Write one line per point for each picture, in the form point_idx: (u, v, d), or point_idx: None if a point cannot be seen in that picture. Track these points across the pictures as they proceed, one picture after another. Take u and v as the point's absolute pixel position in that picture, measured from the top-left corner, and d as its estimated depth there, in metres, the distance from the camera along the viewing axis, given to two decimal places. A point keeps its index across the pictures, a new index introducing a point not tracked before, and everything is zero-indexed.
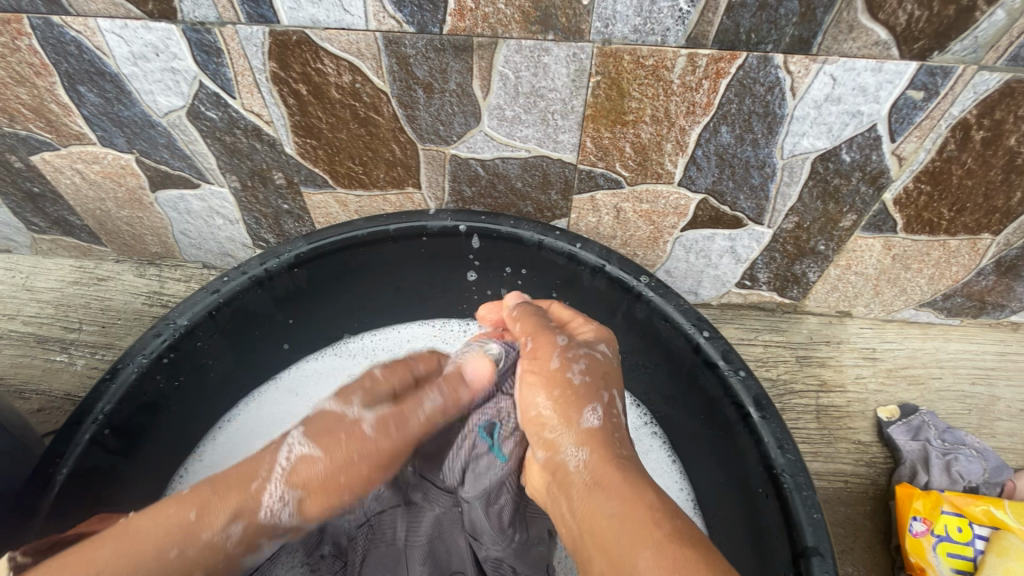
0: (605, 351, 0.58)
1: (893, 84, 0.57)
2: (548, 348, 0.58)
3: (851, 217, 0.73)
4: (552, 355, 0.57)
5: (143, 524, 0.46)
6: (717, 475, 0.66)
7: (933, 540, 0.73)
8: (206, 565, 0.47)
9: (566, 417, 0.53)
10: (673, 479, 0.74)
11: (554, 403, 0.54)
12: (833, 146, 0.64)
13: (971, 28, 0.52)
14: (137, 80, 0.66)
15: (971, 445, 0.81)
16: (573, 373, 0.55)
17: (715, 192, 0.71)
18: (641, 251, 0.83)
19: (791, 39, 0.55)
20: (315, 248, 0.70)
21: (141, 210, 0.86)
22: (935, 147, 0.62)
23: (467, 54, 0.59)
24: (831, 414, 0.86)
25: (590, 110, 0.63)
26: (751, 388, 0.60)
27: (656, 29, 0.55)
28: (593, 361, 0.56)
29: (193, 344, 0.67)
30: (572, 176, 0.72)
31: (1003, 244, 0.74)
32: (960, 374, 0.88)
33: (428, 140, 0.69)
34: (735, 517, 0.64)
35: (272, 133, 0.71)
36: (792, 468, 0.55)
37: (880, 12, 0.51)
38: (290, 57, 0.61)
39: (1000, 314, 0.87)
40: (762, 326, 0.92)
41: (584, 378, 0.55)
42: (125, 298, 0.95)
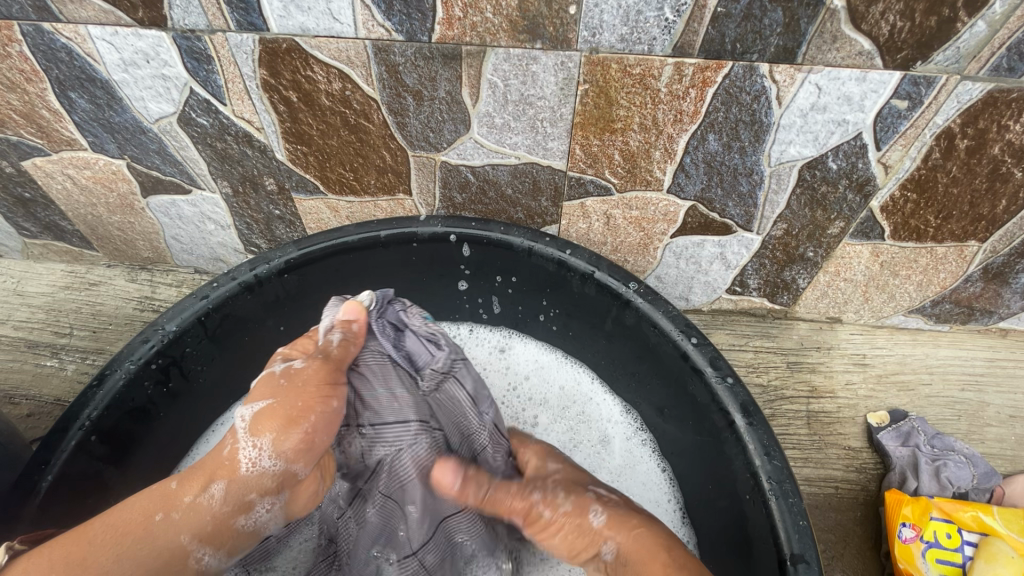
0: (557, 465, 0.65)
1: (878, 93, 0.57)
2: (524, 504, 0.61)
3: (839, 224, 0.73)
4: (532, 492, 0.62)
5: (131, 502, 0.53)
6: (706, 484, 0.67)
7: (922, 546, 0.73)
8: (193, 525, 0.52)
9: (577, 523, 0.59)
10: (663, 486, 0.74)
11: (559, 517, 0.60)
12: (819, 155, 0.64)
13: (953, 39, 0.52)
14: (128, 86, 0.66)
15: (960, 451, 0.81)
16: (557, 492, 0.61)
17: (704, 199, 0.72)
18: (632, 258, 0.83)
19: (775, 49, 0.55)
20: (305, 254, 0.70)
21: (132, 215, 0.86)
22: (920, 155, 0.63)
23: (456, 62, 0.60)
24: (821, 420, 0.86)
25: (578, 118, 0.64)
26: (738, 395, 0.60)
27: (642, 38, 0.55)
28: (563, 476, 0.63)
29: (182, 350, 0.67)
30: (562, 183, 0.72)
31: (990, 251, 0.74)
32: (949, 380, 0.88)
33: (418, 146, 0.70)
34: (722, 524, 0.64)
35: (263, 139, 0.71)
36: (778, 475, 0.55)
37: (862, 22, 0.52)
38: (280, 64, 0.62)
39: (989, 321, 0.87)
40: (753, 332, 0.92)
41: (563, 496, 0.61)
42: (117, 303, 0.95)
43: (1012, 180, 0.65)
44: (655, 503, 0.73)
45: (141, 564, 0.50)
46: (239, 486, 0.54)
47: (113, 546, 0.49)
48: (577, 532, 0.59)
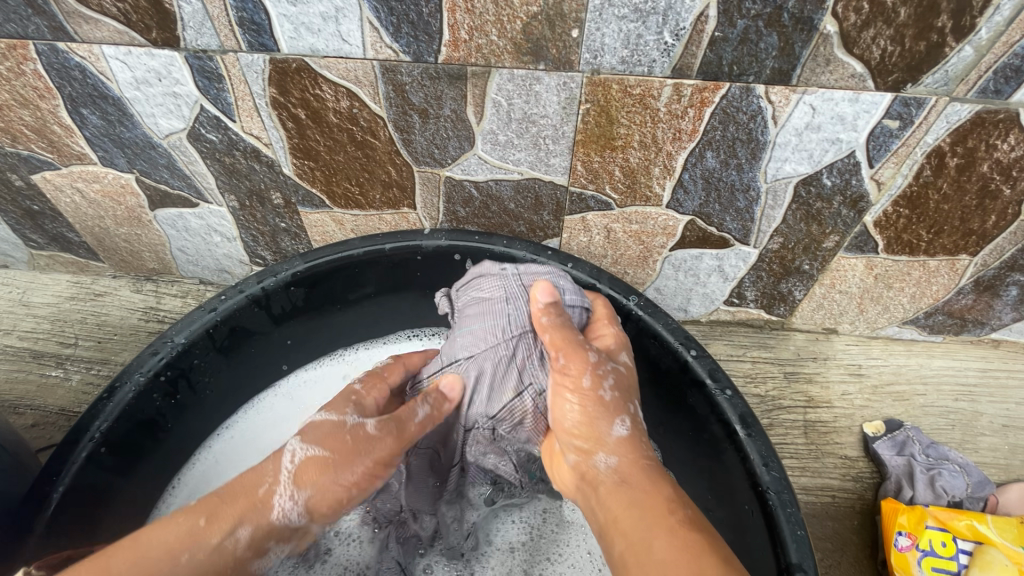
0: (627, 360, 0.60)
1: (870, 114, 0.59)
2: (582, 366, 0.55)
3: (834, 238, 0.75)
4: (590, 356, 0.56)
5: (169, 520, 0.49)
6: (706, 493, 0.68)
7: (918, 555, 0.74)
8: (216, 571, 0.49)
9: (601, 422, 0.53)
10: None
11: (581, 408, 0.54)
12: (814, 171, 0.66)
13: (941, 63, 0.54)
14: (140, 104, 0.68)
15: (954, 460, 0.82)
16: (608, 386, 0.55)
17: (702, 214, 0.73)
18: (631, 270, 0.84)
19: (771, 71, 0.57)
20: (311, 267, 0.72)
21: (139, 227, 0.87)
22: (912, 172, 0.65)
23: (461, 82, 0.61)
24: (818, 430, 0.87)
25: (580, 136, 0.65)
26: (738, 406, 0.61)
27: (642, 61, 0.57)
28: (620, 374, 0.57)
29: (190, 361, 0.68)
30: (564, 198, 0.74)
31: (981, 264, 0.76)
32: (943, 391, 0.90)
33: (423, 162, 0.71)
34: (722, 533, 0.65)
35: (271, 154, 0.72)
36: (778, 485, 0.57)
37: (854, 46, 0.54)
38: (289, 83, 0.63)
39: (982, 332, 0.89)
40: (751, 343, 0.94)
41: (615, 394, 0.55)
42: (122, 313, 0.96)
43: (1001, 197, 0.66)
44: None
45: None
46: (264, 533, 0.51)
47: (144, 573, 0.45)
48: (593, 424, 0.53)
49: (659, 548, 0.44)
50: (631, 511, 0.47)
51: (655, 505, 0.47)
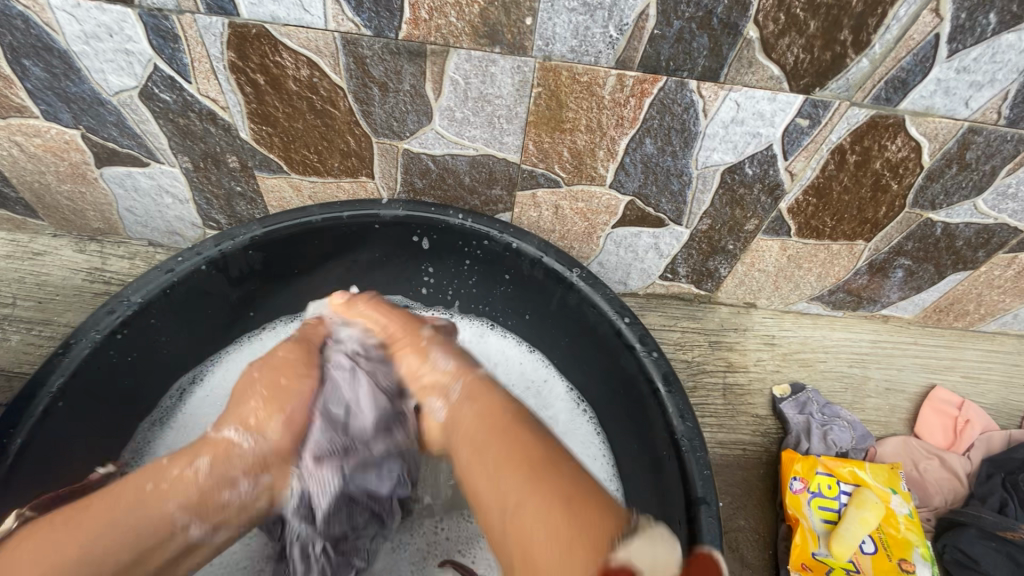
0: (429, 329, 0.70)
1: (785, 112, 0.67)
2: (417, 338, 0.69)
3: (754, 222, 0.84)
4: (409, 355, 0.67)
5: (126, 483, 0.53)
6: (631, 445, 0.76)
7: (808, 496, 0.88)
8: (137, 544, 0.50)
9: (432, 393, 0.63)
10: (593, 448, 0.83)
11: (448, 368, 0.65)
12: (738, 161, 0.74)
13: (843, 71, 0.63)
14: (88, 58, 0.66)
15: (843, 417, 0.97)
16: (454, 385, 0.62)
17: (641, 195, 0.80)
18: (577, 245, 0.91)
19: (702, 69, 0.63)
20: (270, 232, 0.74)
21: (83, 185, 0.85)
22: (819, 166, 0.74)
23: (421, 59, 0.64)
24: (735, 391, 0.99)
25: (532, 117, 0.70)
26: (661, 366, 0.70)
27: (590, 51, 0.62)
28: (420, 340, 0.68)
29: (146, 320, 0.70)
30: (516, 175, 0.79)
31: (873, 249, 0.88)
32: (840, 358, 1.03)
33: (382, 134, 0.74)
34: (645, 478, 0.73)
35: (227, 118, 0.73)
36: (689, 434, 0.66)
37: (773, 52, 0.61)
38: (249, 48, 0.64)
39: (875, 308, 1.02)
40: (681, 315, 1.03)
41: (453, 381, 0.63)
42: (63, 274, 0.93)
43: (891, 190, 0.77)
44: (589, 461, 0.82)
45: (109, 544, 0.49)
46: (221, 460, 0.56)
47: (87, 532, 0.49)
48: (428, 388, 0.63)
49: (486, 484, 0.52)
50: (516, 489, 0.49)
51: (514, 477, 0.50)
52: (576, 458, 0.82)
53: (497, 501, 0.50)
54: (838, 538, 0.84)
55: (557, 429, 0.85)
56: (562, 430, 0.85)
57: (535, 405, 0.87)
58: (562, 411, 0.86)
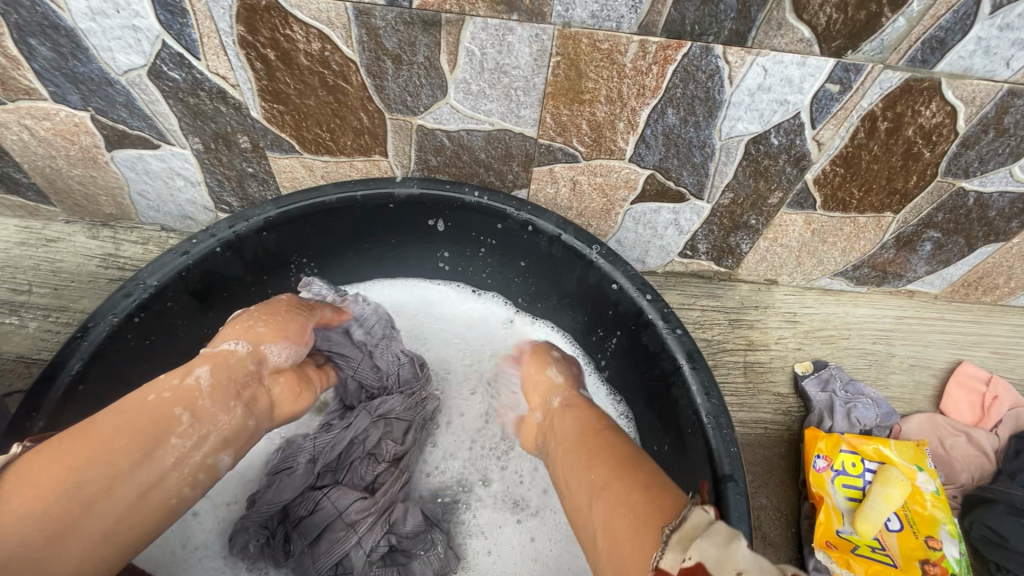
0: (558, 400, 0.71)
1: (814, 77, 0.64)
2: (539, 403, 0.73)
3: (778, 194, 0.82)
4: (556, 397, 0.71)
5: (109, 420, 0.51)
6: (659, 431, 0.75)
7: (832, 474, 0.87)
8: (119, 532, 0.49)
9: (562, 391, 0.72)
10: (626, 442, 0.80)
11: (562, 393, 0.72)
12: (764, 130, 0.72)
13: (878, 32, 0.60)
14: (95, 36, 0.65)
15: (868, 395, 0.95)
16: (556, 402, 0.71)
17: (662, 168, 0.78)
18: (595, 222, 0.89)
19: (729, 32, 0.61)
20: (283, 212, 0.72)
21: (94, 169, 0.84)
22: (848, 134, 0.71)
23: (436, 28, 0.62)
24: (756, 370, 0.98)
25: (550, 88, 0.68)
26: (685, 343, 0.68)
27: (611, 16, 0.60)
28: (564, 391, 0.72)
29: (163, 304, 0.69)
30: (533, 150, 0.77)
31: (902, 221, 0.85)
32: (864, 335, 1.01)
33: (395, 110, 0.72)
34: (678, 470, 0.71)
35: (238, 96, 0.71)
36: (715, 411, 0.65)
37: (804, 12, 0.58)
38: (259, 21, 0.62)
39: (900, 283, 0.99)
40: (701, 293, 1.01)
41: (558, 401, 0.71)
42: (77, 260, 0.93)
43: (922, 159, 0.74)
44: None
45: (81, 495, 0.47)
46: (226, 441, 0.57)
47: (66, 477, 0.47)
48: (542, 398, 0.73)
49: (586, 485, 0.56)
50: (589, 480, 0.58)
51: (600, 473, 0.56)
52: None
53: (583, 492, 0.56)
54: (863, 516, 0.82)
55: None
56: None
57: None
58: (594, 405, 0.83)
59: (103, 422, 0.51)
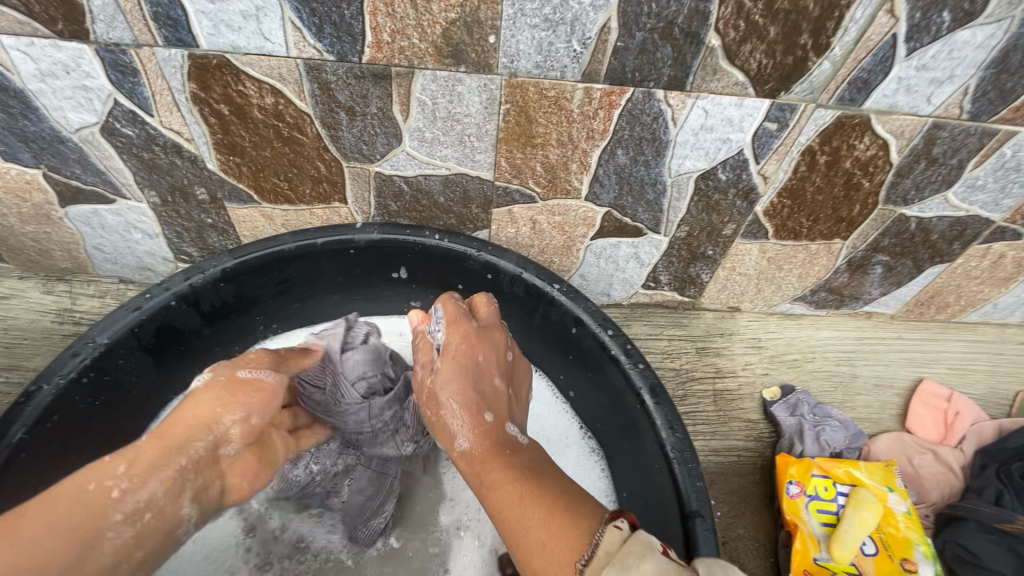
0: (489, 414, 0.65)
1: (752, 117, 0.68)
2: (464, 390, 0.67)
3: (732, 226, 0.84)
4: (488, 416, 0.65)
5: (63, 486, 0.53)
6: (634, 477, 0.73)
7: (806, 500, 0.87)
8: None
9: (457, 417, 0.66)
10: (599, 487, 0.79)
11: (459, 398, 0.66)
12: (711, 167, 0.74)
13: (806, 75, 0.63)
14: (45, 96, 0.65)
15: (835, 417, 0.97)
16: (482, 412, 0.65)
17: (617, 206, 0.80)
18: (557, 259, 0.91)
19: (668, 78, 0.63)
20: (241, 263, 0.72)
21: (48, 225, 0.83)
22: (790, 168, 0.75)
23: (386, 81, 0.64)
24: (725, 397, 0.99)
25: (502, 134, 0.70)
26: (648, 376, 0.69)
27: (555, 66, 0.62)
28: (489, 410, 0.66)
29: (114, 361, 0.68)
30: (491, 193, 0.78)
31: (851, 247, 0.88)
32: (828, 358, 1.03)
33: (352, 158, 0.73)
34: (647, 519, 0.70)
35: (193, 150, 0.72)
36: (680, 445, 0.64)
37: (735, 59, 0.61)
38: (210, 78, 0.63)
39: (858, 306, 1.02)
40: (667, 323, 1.03)
41: (475, 413, 0.65)
42: (31, 317, 0.91)
43: (863, 188, 0.78)
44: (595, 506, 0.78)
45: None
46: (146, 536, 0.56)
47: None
48: (478, 412, 0.65)
49: (505, 498, 0.56)
50: (504, 491, 0.56)
51: (512, 488, 0.56)
52: None
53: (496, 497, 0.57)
54: (838, 541, 0.82)
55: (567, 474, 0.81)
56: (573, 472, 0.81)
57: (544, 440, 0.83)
58: (572, 454, 0.82)
59: (33, 516, 0.50)
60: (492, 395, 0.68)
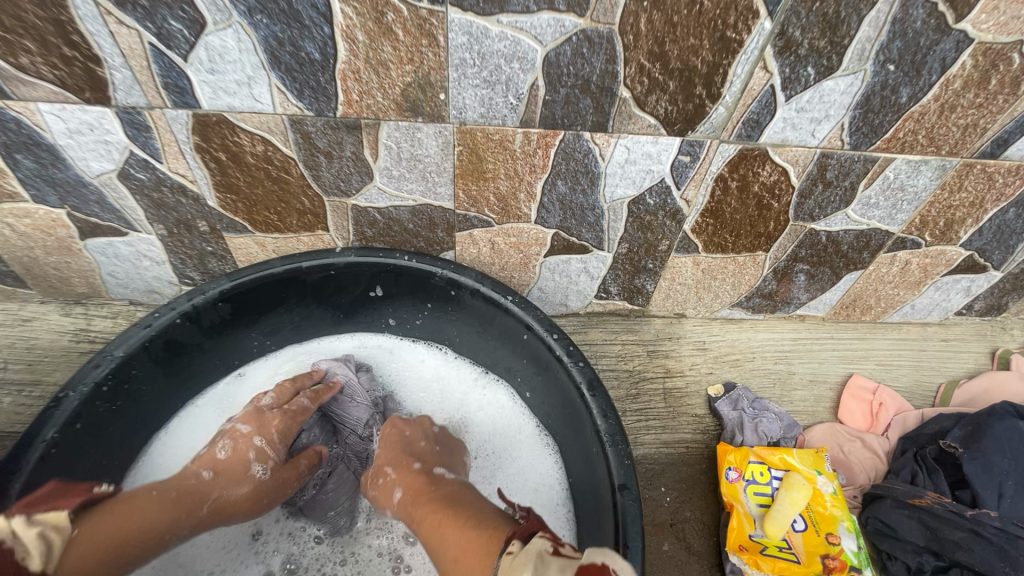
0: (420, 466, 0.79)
1: (668, 152, 0.81)
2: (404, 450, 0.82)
3: (665, 242, 0.96)
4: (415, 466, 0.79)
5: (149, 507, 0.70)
6: (579, 463, 0.84)
7: (743, 484, 0.98)
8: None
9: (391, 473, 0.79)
10: (552, 477, 0.90)
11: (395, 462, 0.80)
12: (639, 193, 0.87)
13: (706, 118, 0.76)
14: (72, 149, 0.78)
15: (772, 410, 1.08)
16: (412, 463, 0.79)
17: (563, 228, 0.93)
18: (517, 274, 1.03)
19: (592, 123, 0.76)
20: (236, 284, 0.84)
21: (68, 256, 0.95)
22: (708, 193, 0.87)
23: (357, 130, 0.76)
24: (674, 395, 1.10)
25: (458, 170, 0.82)
26: (586, 373, 0.80)
27: (497, 115, 0.75)
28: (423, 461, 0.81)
29: (128, 371, 0.79)
30: (453, 219, 0.91)
31: (774, 258, 1.00)
32: (766, 357, 1.15)
33: (332, 193, 0.86)
34: (587, 499, 0.81)
35: (196, 190, 0.84)
36: (612, 430, 0.76)
37: (645, 107, 0.74)
38: (211, 132, 0.76)
39: (790, 309, 1.14)
40: (620, 329, 1.15)
41: (413, 466, 0.79)
42: (51, 336, 1.02)
43: (773, 208, 0.91)
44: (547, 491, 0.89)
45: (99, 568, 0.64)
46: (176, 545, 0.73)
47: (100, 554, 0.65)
48: (408, 463, 0.79)
49: (442, 533, 0.65)
50: (437, 528, 0.66)
51: (442, 521, 0.66)
52: (536, 489, 0.90)
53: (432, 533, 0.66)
54: (771, 519, 0.93)
55: (522, 465, 0.92)
56: (528, 463, 0.92)
57: (506, 436, 0.94)
58: (529, 447, 0.93)
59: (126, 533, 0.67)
60: (423, 452, 0.82)
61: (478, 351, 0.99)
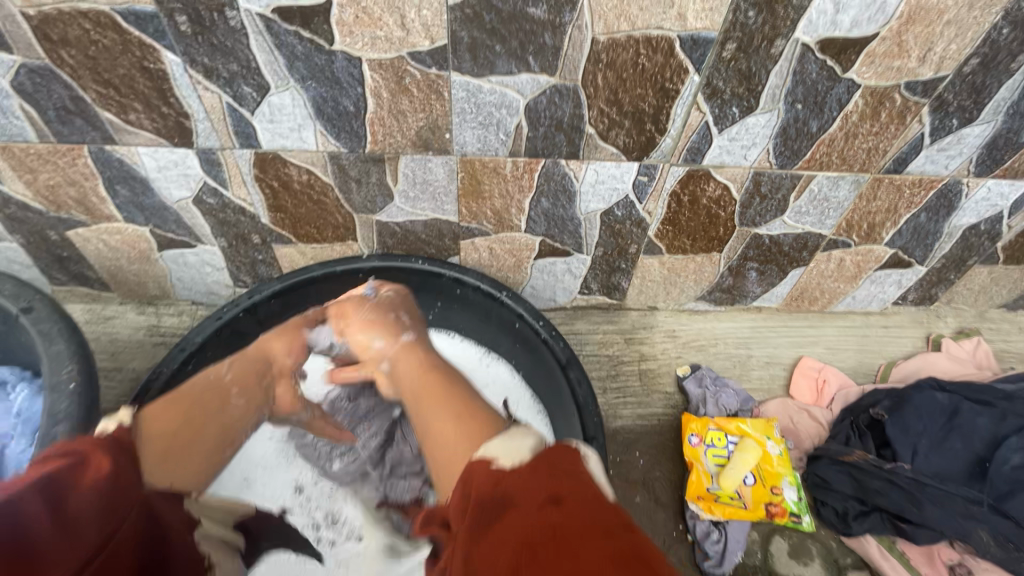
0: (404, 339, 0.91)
1: (629, 174, 1.00)
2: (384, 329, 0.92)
3: (634, 246, 1.16)
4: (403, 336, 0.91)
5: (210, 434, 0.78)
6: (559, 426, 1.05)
7: (704, 447, 1.17)
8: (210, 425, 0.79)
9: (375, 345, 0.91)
10: None
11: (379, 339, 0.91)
12: (609, 206, 1.07)
13: (656, 147, 0.96)
14: (159, 181, 0.99)
15: (731, 386, 1.27)
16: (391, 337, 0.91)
17: (549, 235, 1.13)
18: (512, 274, 1.23)
19: (567, 152, 0.96)
20: (284, 285, 1.05)
21: (147, 264, 1.17)
22: (665, 206, 1.07)
23: (381, 162, 0.97)
24: (648, 375, 1.29)
25: (461, 191, 1.03)
26: (565, 352, 1.01)
27: (491, 148, 0.95)
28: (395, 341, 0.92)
29: (204, 354, 1.01)
30: (458, 230, 1.11)
31: (727, 257, 1.20)
32: (729, 343, 1.34)
33: (360, 211, 1.07)
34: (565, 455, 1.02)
35: (253, 210, 1.05)
36: (585, 396, 0.96)
37: (607, 139, 0.94)
38: (268, 166, 0.97)
39: (748, 301, 1.33)
40: (602, 320, 1.34)
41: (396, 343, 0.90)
42: (130, 331, 1.24)
43: (721, 217, 1.10)
44: None
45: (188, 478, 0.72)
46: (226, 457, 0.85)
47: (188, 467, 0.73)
48: (391, 337, 0.91)
49: (437, 424, 0.70)
50: (433, 410, 0.72)
51: (439, 408, 0.72)
52: None
53: (425, 425, 0.72)
54: (725, 475, 1.12)
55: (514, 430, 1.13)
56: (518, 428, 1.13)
57: None
58: (520, 416, 1.14)
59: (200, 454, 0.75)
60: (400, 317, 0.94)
61: (479, 338, 1.19)
